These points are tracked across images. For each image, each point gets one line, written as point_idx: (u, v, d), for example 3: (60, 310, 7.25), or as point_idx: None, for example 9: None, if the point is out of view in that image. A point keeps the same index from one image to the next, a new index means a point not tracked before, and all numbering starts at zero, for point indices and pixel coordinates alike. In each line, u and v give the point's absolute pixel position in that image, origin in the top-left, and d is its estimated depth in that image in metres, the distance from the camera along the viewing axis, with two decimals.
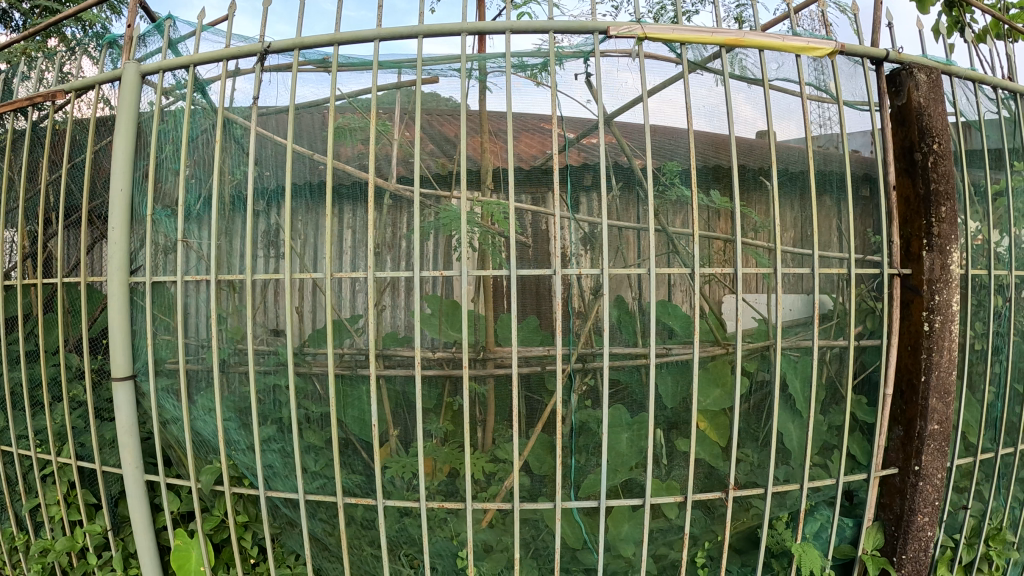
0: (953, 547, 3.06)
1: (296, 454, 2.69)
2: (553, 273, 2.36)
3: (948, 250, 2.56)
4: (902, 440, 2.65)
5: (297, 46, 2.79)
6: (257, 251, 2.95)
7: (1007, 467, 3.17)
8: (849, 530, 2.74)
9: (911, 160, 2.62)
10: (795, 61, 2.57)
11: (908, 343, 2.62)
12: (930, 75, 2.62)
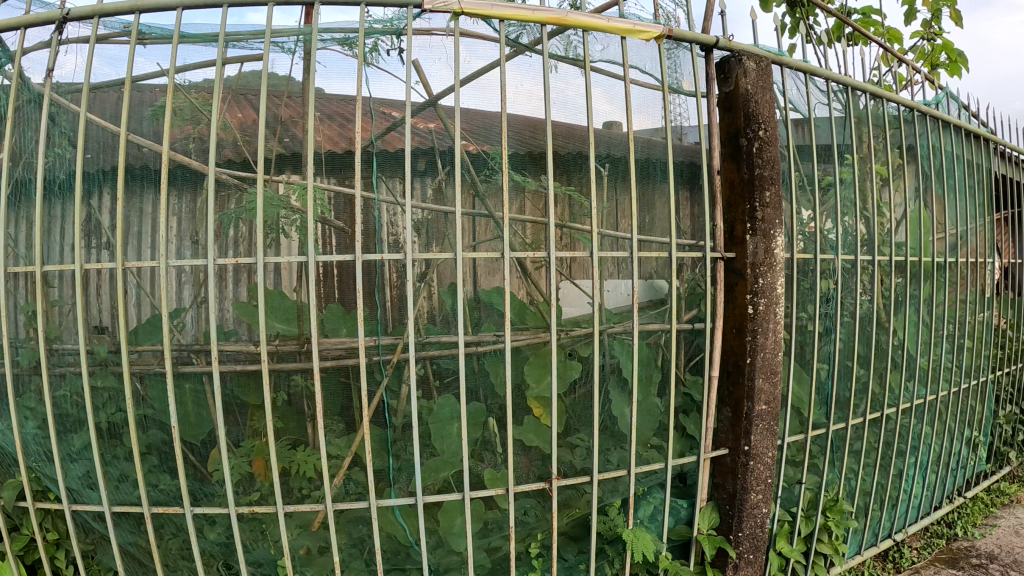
0: (790, 522, 3.07)
1: (94, 464, 2.42)
2: (355, 258, 2.03)
3: (770, 234, 2.59)
4: (732, 420, 2.68)
5: (95, 13, 2.39)
6: (53, 242, 2.65)
7: (839, 441, 3.16)
8: (683, 509, 2.74)
9: (734, 146, 2.64)
10: (619, 43, 2.45)
11: (732, 326, 2.65)
12: (757, 62, 2.61)
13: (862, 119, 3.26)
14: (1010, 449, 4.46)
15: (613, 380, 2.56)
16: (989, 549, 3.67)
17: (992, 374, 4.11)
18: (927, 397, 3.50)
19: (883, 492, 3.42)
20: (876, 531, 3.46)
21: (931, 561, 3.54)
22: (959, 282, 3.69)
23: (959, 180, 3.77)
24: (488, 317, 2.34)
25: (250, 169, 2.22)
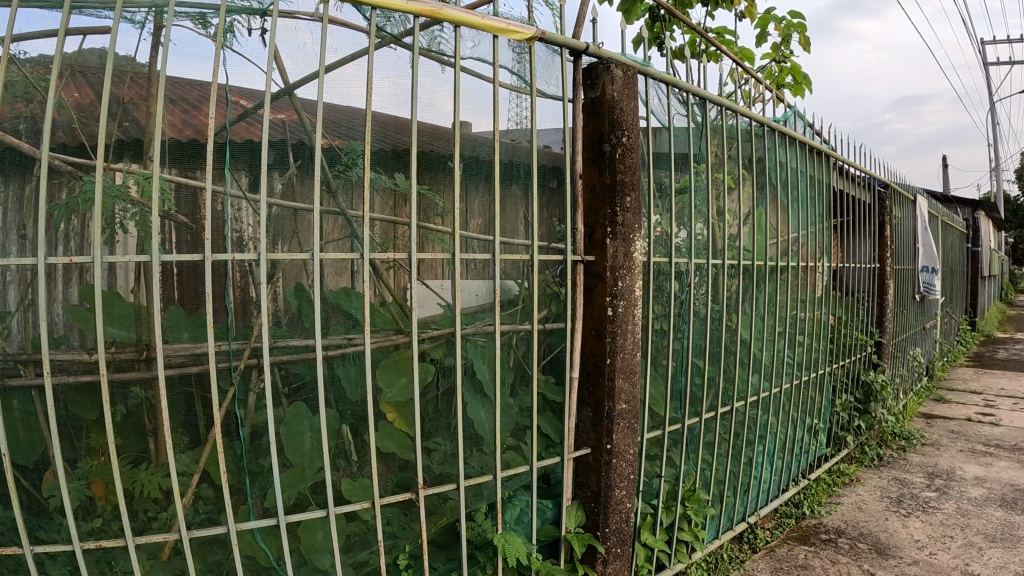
0: (654, 515, 3.02)
1: None
2: (204, 258, 1.86)
3: (630, 238, 2.65)
4: (592, 421, 2.71)
5: None
6: None
7: (688, 432, 3.22)
8: (548, 512, 2.69)
9: (596, 151, 2.66)
10: (492, 42, 2.37)
11: (591, 329, 2.68)
12: (620, 81, 2.65)
13: (717, 135, 3.38)
14: (849, 433, 4.76)
15: (467, 388, 2.45)
16: (837, 524, 3.82)
17: (828, 367, 4.39)
18: (760, 387, 3.61)
19: (733, 478, 3.52)
20: (732, 517, 3.53)
21: (786, 541, 3.65)
22: (794, 281, 3.91)
23: (800, 193, 4.02)
24: (336, 323, 2.21)
25: (87, 155, 2.00)
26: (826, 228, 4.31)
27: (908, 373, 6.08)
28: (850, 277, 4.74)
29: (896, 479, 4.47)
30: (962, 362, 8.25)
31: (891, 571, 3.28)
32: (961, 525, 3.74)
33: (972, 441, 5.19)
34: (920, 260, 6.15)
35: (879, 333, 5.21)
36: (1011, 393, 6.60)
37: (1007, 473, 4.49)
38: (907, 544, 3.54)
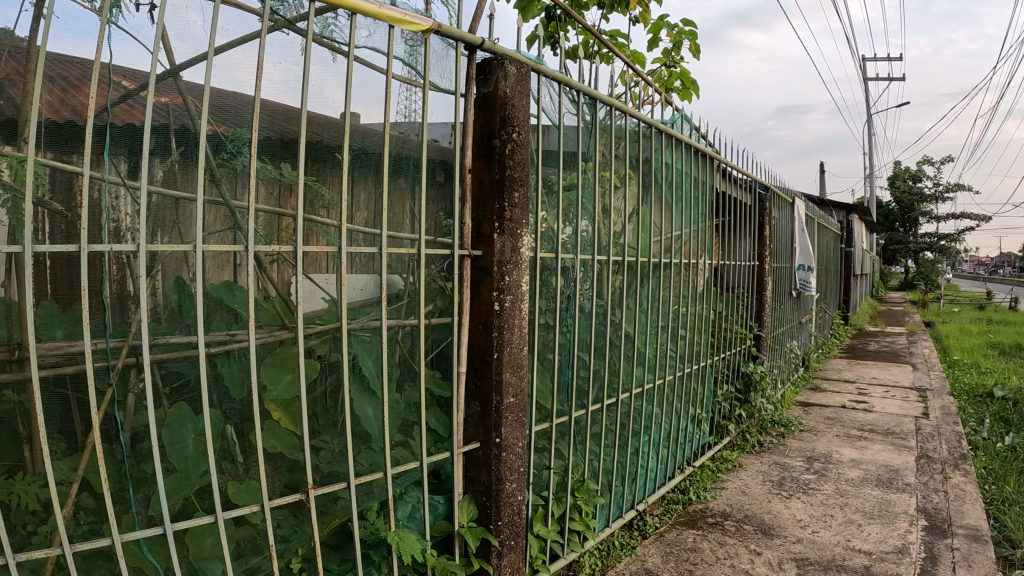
0: (550, 501, 1.66)
1: None
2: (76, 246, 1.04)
3: (520, 234, 1.45)
4: (481, 416, 1.47)
5: None
6: None
7: (599, 409, 1.87)
8: (441, 506, 1.46)
9: (479, 144, 1.43)
10: (390, 28, 1.29)
11: (478, 323, 1.45)
12: (527, 70, 1.45)
13: (606, 137, 1.89)
14: (731, 421, 2.96)
15: (369, 375, 1.37)
16: (726, 506, 2.30)
17: (712, 351, 2.72)
18: (656, 344, 2.18)
19: (625, 459, 2.02)
20: (623, 502, 2.04)
21: (674, 525, 2.17)
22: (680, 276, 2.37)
23: (687, 199, 2.39)
24: (232, 315, 1.27)
25: None
26: (712, 231, 2.64)
27: (786, 367, 4.09)
28: (729, 273, 2.93)
29: (777, 461, 2.78)
30: (845, 346, 6.58)
31: (778, 552, 1.96)
32: (844, 504, 2.32)
33: (847, 425, 3.35)
34: (795, 256, 4.27)
35: (757, 326, 3.32)
36: (880, 380, 4.57)
37: (887, 455, 2.88)
38: (784, 520, 2.17)
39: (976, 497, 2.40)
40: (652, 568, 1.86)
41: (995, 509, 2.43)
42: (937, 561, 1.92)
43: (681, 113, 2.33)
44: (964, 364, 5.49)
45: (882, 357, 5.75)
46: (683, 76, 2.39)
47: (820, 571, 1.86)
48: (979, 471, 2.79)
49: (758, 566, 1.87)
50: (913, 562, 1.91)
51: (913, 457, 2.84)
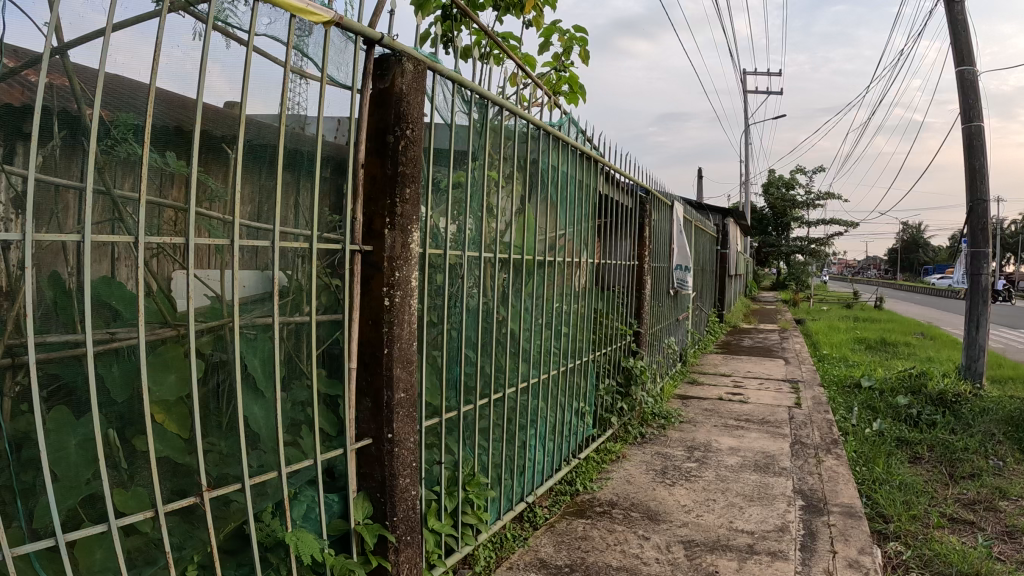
0: (440, 494, 1.66)
1: None
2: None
3: (411, 230, 1.47)
4: (374, 412, 1.46)
5: None
6: None
7: (487, 404, 1.86)
8: (337, 504, 1.41)
9: (372, 139, 1.43)
10: (287, 18, 1.25)
11: (367, 318, 1.44)
12: (422, 68, 1.47)
13: (495, 136, 1.87)
14: (615, 414, 2.99)
15: (257, 379, 1.27)
16: (613, 496, 2.37)
17: (594, 345, 2.77)
18: (542, 340, 2.21)
19: (514, 451, 2.03)
20: (513, 494, 2.05)
21: (565, 515, 2.21)
22: (565, 276, 2.42)
23: (570, 201, 2.43)
24: (115, 313, 1.11)
25: None
26: (593, 231, 2.70)
27: (666, 362, 4.13)
28: (612, 273, 2.98)
29: (659, 452, 2.88)
30: (720, 341, 6.77)
31: (666, 536, 2.04)
32: (725, 488, 2.44)
33: (724, 416, 3.48)
34: (674, 259, 4.19)
35: (637, 322, 3.34)
36: (754, 372, 4.78)
37: (763, 442, 3.03)
38: (670, 508, 2.25)
39: (847, 477, 2.57)
40: (545, 557, 1.90)
41: (866, 488, 2.61)
42: (816, 537, 2.04)
43: (569, 115, 2.38)
44: (831, 359, 5.84)
45: (755, 351, 5.98)
46: (571, 81, 2.44)
47: (706, 550, 1.95)
48: (850, 455, 2.98)
49: (647, 550, 1.95)
50: (795, 538, 2.02)
51: (789, 444, 3.01)
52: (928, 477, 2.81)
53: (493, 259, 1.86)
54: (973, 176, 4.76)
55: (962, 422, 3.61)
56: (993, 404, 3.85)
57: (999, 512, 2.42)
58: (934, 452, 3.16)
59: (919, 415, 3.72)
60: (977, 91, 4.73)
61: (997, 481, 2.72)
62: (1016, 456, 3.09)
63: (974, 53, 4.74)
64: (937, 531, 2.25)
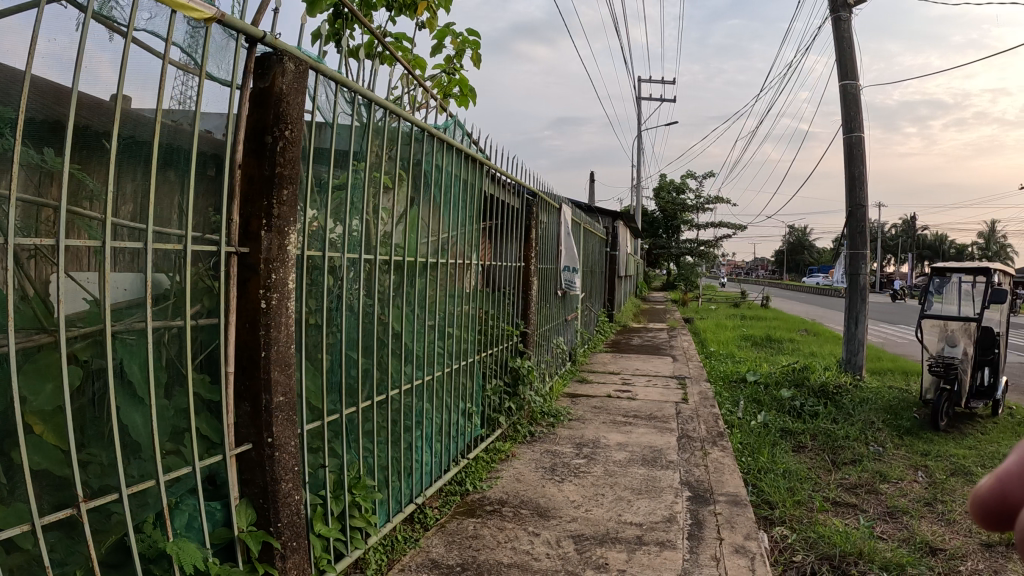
0: (327, 498, 1.63)
1: None
2: None
3: (288, 232, 1.42)
4: (253, 420, 1.40)
5: None
6: None
7: (370, 406, 1.84)
8: (219, 512, 1.37)
9: (249, 138, 1.38)
10: (164, 14, 1.19)
11: (244, 321, 1.39)
12: (303, 69, 1.44)
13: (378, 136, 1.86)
14: (503, 413, 2.99)
15: (136, 385, 1.22)
16: (503, 493, 2.40)
17: (479, 346, 2.73)
18: (427, 341, 2.19)
19: (400, 453, 2.01)
20: (401, 496, 2.03)
21: (455, 515, 2.22)
22: (450, 279, 2.42)
23: (455, 203, 2.43)
24: None
25: None
26: (479, 233, 2.70)
27: (555, 362, 4.12)
28: (500, 274, 3.01)
29: (548, 449, 2.93)
30: (609, 340, 6.88)
31: (556, 531, 2.08)
32: (613, 482, 2.51)
33: (613, 413, 3.56)
34: (562, 260, 4.17)
35: (522, 323, 3.33)
36: (642, 369, 4.92)
37: (651, 437, 3.12)
38: (561, 504, 2.31)
39: (732, 468, 2.69)
40: (436, 557, 1.90)
41: (751, 477, 2.73)
42: (703, 525, 2.14)
43: (455, 118, 2.41)
44: (718, 355, 6.05)
45: (645, 350, 6.11)
46: (462, 84, 2.46)
47: (597, 543, 2.00)
48: (736, 446, 3.11)
49: (538, 545, 1.98)
50: (682, 528, 2.11)
51: (676, 437, 3.12)
52: (811, 464, 2.97)
53: (374, 263, 1.83)
54: (853, 182, 5.04)
55: (842, 412, 3.84)
56: (869, 395, 4.13)
57: (877, 494, 2.59)
58: (816, 441, 3.34)
59: (801, 406, 3.94)
60: (857, 104, 5.03)
61: (875, 465, 2.91)
62: (891, 442, 3.33)
63: (856, 68, 5.04)
64: (820, 514, 2.39)
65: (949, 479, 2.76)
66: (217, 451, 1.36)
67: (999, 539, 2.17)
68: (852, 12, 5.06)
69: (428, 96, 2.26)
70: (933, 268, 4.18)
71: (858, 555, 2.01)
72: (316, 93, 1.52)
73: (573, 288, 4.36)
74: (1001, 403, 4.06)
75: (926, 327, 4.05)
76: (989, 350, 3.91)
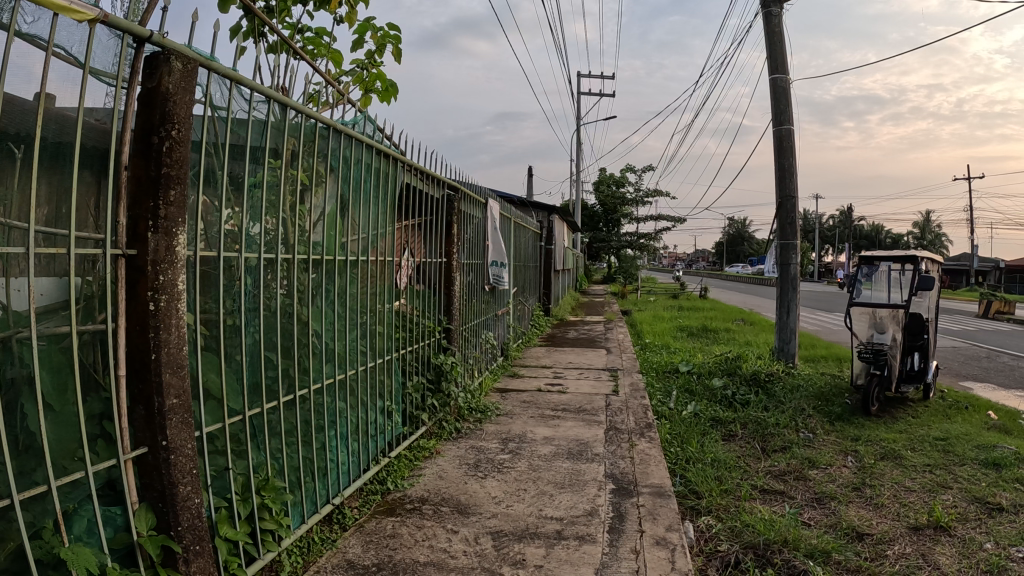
0: (233, 500, 1.61)
1: None
2: None
3: (177, 233, 1.37)
4: (147, 425, 1.34)
5: None
6: None
7: (276, 408, 1.81)
8: (119, 517, 1.33)
9: (137, 137, 1.31)
10: (43, 10, 1.11)
11: (134, 325, 1.32)
12: (192, 67, 1.38)
13: (279, 133, 1.82)
14: (426, 411, 2.94)
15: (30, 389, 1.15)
16: (424, 492, 2.40)
17: (398, 343, 2.69)
18: (338, 339, 2.16)
19: (312, 454, 1.98)
20: (317, 497, 2.00)
21: (374, 514, 2.21)
22: (364, 277, 2.38)
23: (369, 199, 2.41)
24: None
25: None
26: (395, 230, 2.67)
27: (484, 358, 4.06)
28: (420, 270, 3.00)
29: (474, 445, 2.93)
30: (548, 335, 6.87)
31: (475, 528, 2.09)
32: (536, 477, 2.54)
33: (542, 408, 3.56)
34: (489, 255, 4.13)
35: (446, 319, 3.28)
36: (575, 363, 4.92)
37: (578, 430, 3.14)
38: (482, 500, 2.33)
39: (658, 459, 2.73)
40: (352, 558, 1.90)
41: (678, 467, 2.75)
42: (624, 518, 2.18)
43: (365, 115, 2.38)
44: (655, 347, 6.06)
45: (580, 343, 6.10)
46: (382, 79, 2.44)
47: (514, 539, 2.02)
48: (664, 437, 3.13)
49: (455, 543, 1.99)
50: (602, 521, 2.16)
51: (604, 430, 3.13)
52: (741, 453, 2.99)
53: (275, 261, 1.82)
54: (783, 173, 5.10)
55: (774, 400, 3.89)
56: (802, 383, 4.20)
57: (806, 480, 2.62)
58: (745, 429, 3.36)
59: (734, 395, 3.97)
60: (788, 97, 5.10)
61: (805, 452, 2.95)
62: (822, 428, 3.37)
63: (787, 62, 5.11)
64: (746, 502, 2.42)
65: (878, 463, 2.81)
66: (112, 456, 1.31)
67: (925, 521, 2.21)
68: (782, 8, 5.13)
69: (339, 91, 2.23)
70: (860, 258, 4.22)
71: (783, 543, 2.03)
72: (209, 88, 1.49)
73: (503, 282, 4.32)
74: (932, 386, 4.17)
75: (856, 315, 4.04)
76: (920, 334, 4.12)
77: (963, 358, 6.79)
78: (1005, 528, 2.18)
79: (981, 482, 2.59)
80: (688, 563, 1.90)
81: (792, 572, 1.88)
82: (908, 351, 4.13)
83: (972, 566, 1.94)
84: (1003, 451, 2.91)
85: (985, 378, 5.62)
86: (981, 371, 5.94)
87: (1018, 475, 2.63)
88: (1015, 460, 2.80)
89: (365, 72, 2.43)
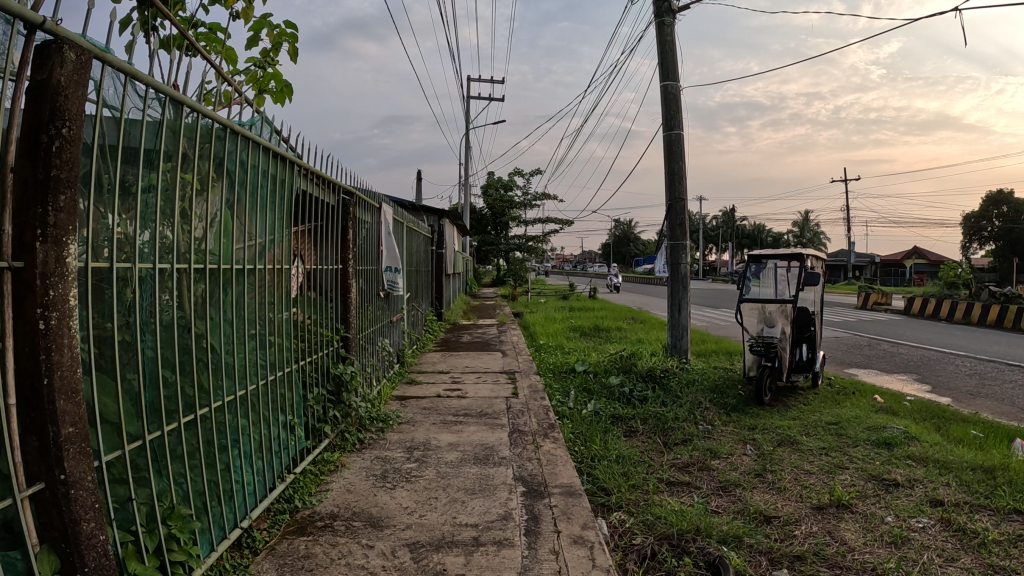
0: (139, 533, 1.49)
1: None
2: None
3: (67, 242, 1.24)
4: (43, 456, 1.21)
5: None
6: None
7: (177, 429, 1.70)
8: (20, 562, 1.22)
9: (23, 137, 1.18)
10: None
11: (22, 346, 1.19)
12: (85, 59, 1.27)
13: (174, 136, 1.71)
14: (328, 423, 2.85)
15: None
16: (334, 507, 2.31)
17: (297, 353, 2.58)
18: (237, 352, 2.05)
19: (217, 476, 1.87)
20: (225, 522, 1.88)
21: (285, 535, 2.10)
22: (261, 285, 2.27)
23: (263, 205, 2.30)
24: None
25: None
26: (290, 236, 2.56)
27: (380, 365, 3.97)
28: (316, 276, 2.89)
29: (378, 456, 2.86)
30: (441, 338, 6.84)
31: (391, 541, 2.04)
32: (445, 484, 2.51)
33: (443, 414, 3.53)
34: (383, 260, 4.04)
35: (343, 327, 3.18)
36: (472, 367, 4.91)
37: (482, 434, 3.13)
38: (396, 511, 2.28)
39: (565, 459, 2.77)
40: None
41: (584, 465, 2.80)
42: (539, 519, 2.20)
43: (261, 115, 2.28)
44: (547, 347, 6.16)
45: (474, 347, 6.10)
46: (278, 79, 2.34)
47: (432, 549, 1.98)
48: (569, 436, 3.18)
49: (373, 559, 1.93)
50: (518, 524, 2.16)
51: (508, 433, 3.14)
52: (644, 447, 3.09)
53: (170, 272, 1.70)
54: (671, 177, 5.33)
55: (670, 395, 4.04)
56: (694, 377, 4.38)
57: (709, 470, 2.74)
58: (646, 424, 3.48)
59: (630, 392, 4.10)
60: (678, 103, 5.33)
61: (706, 443, 3.08)
62: (719, 420, 3.53)
63: (677, 70, 5.34)
64: (655, 495, 2.50)
65: (776, 449, 2.98)
66: (6, 495, 1.18)
67: (828, 501, 2.36)
68: (674, 19, 5.35)
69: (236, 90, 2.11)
70: (751, 256, 4.49)
71: (695, 532, 2.11)
72: (102, 83, 1.37)
73: (397, 288, 4.24)
74: (819, 374, 4.49)
75: (746, 311, 4.25)
76: (807, 327, 4.40)
77: (841, 348, 7.30)
78: (902, 502, 2.37)
79: (876, 462, 2.80)
80: (608, 559, 1.93)
81: (707, 558, 1.96)
82: (797, 343, 4.42)
83: (876, 538, 2.09)
84: (893, 432, 3.16)
85: (868, 365, 6.08)
86: (861, 359, 6.41)
87: (908, 453, 2.86)
88: (903, 439, 3.04)
89: (260, 71, 2.32)
